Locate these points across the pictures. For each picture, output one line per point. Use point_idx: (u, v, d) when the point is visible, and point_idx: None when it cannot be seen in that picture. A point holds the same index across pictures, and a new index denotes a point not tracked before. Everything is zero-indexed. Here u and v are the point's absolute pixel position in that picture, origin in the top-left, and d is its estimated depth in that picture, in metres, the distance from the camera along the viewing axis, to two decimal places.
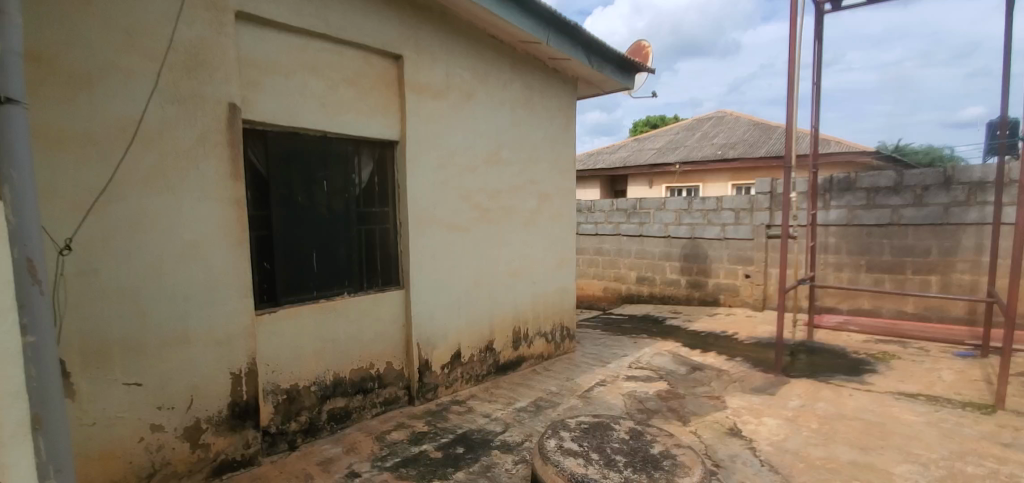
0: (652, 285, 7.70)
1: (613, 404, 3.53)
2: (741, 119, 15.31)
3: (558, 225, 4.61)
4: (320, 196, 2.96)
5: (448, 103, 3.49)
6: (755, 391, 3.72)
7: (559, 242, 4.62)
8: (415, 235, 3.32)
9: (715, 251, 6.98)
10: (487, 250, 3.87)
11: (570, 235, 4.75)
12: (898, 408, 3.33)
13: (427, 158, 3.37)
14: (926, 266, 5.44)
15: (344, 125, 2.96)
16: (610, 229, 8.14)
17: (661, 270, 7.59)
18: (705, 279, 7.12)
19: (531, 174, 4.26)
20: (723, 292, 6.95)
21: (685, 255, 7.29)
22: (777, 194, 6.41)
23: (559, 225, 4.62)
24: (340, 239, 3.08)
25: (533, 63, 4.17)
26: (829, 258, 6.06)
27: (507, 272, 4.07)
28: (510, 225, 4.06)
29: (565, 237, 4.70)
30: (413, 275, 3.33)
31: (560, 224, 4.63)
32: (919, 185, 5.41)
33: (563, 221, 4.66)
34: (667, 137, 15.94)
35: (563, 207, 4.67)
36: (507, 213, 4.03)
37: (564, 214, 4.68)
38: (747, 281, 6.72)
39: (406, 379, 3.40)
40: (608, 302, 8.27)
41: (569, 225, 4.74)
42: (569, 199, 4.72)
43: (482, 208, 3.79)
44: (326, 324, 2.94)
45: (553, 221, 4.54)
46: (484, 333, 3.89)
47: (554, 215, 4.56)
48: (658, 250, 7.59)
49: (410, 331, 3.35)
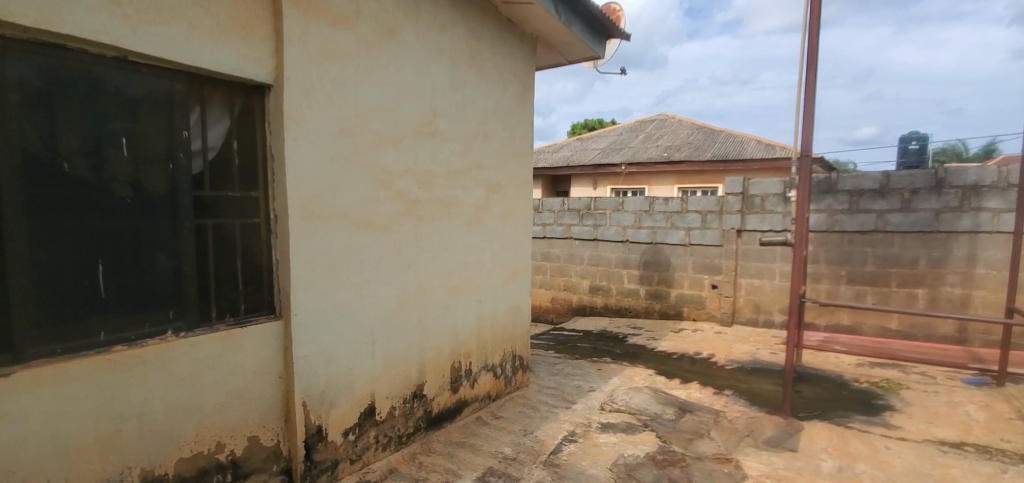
0: (607, 297, 6.82)
1: (592, 478, 2.48)
2: (684, 122, 14.94)
3: (511, 226, 3.53)
4: (117, 167, 1.74)
5: (356, 37, 2.31)
6: (771, 446, 2.82)
7: (512, 248, 3.55)
8: (298, 235, 2.11)
9: (679, 258, 6.19)
10: (417, 259, 2.73)
11: (527, 241, 3.71)
12: (958, 471, 2.55)
13: (324, 118, 2.18)
14: (913, 278, 4.88)
15: (163, 45, 1.73)
16: (560, 232, 7.18)
17: (617, 279, 6.71)
18: (666, 289, 6.31)
19: (479, 156, 3.16)
20: (686, 304, 6.16)
21: (644, 261, 6.45)
22: (750, 195, 5.65)
23: (513, 227, 3.55)
24: (160, 241, 1.84)
25: (480, 4, 3.07)
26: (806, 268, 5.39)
27: (444, 290, 2.93)
28: (449, 225, 2.94)
29: (520, 241, 3.64)
30: (297, 299, 2.13)
31: (514, 224, 3.56)
32: (908, 188, 4.83)
33: (518, 220, 3.60)
34: (610, 138, 15.32)
35: (520, 203, 3.61)
36: (446, 208, 2.91)
37: (520, 212, 3.61)
38: (714, 292, 5.96)
39: (284, 460, 2.20)
40: (557, 315, 7.30)
41: (525, 226, 3.69)
42: (526, 193, 3.66)
43: (409, 198, 2.65)
44: (125, 389, 1.72)
45: (505, 221, 3.46)
46: (409, 376, 2.72)
47: (508, 214, 3.48)
48: (614, 256, 6.71)
49: (290, 386, 2.14)
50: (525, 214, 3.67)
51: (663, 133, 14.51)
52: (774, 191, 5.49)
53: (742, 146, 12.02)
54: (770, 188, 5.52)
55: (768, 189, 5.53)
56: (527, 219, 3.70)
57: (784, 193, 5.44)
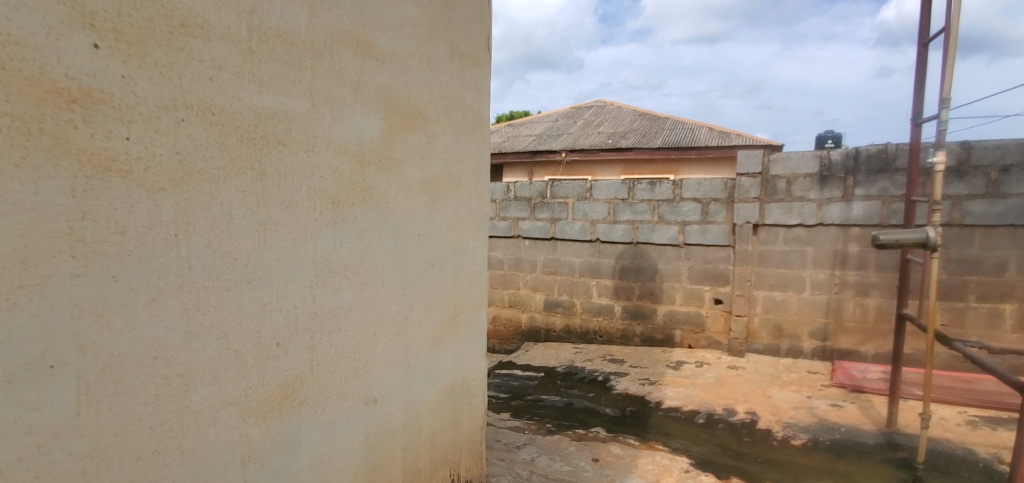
0: (568, 316, 5.02)
1: None
2: (624, 109, 13.49)
3: (446, 218, 1.58)
4: None
5: None
6: None
7: (448, 262, 1.60)
8: None
9: (669, 263, 4.51)
10: (110, 332, 0.71)
11: (478, 250, 1.80)
12: None
13: None
14: (998, 290, 3.54)
15: None
16: (503, 228, 5.28)
17: (582, 292, 4.94)
18: (651, 306, 4.63)
19: (364, 20, 1.17)
20: (678, 325, 4.52)
21: (620, 268, 4.73)
22: (771, 177, 4.05)
23: (451, 220, 1.61)
24: None
25: None
26: (849, 276, 3.90)
27: (247, 411, 0.92)
28: (267, 206, 0.94)
29: (465, 248, 1.71)
30: None
31: (453, 214, 1.62)
32: (995, 165, 3.49)
33: (461, 204, 1.66)
34: (544, 124, 13.55)
35: (466, 168, 1.68)
36: (249, 150, 0.90)
37: (464, 188, 1.68)
38: (719, 309, 4.35)
39: None
40: (500, 340, 5.42)
41: (474, 219, 1.76)
42: (476, 145, 1.74)
43: (31, 81, 0.63)
44: None
45: (434, 203, 1.51)
46: None
47: (439, 189, 1.53)
48: (578, 262, 4.93)
49: None
50: (474, 192, 1.75)
51: (603, 119, 12.98)
52: (805, 170, 3.94)
53: (694, 134, 10.70)
54: (800, 167, 3.96)
55: (796, 167, 3.97)
56: (478, 202, 1.78)
57: (820, 173, 3.90)
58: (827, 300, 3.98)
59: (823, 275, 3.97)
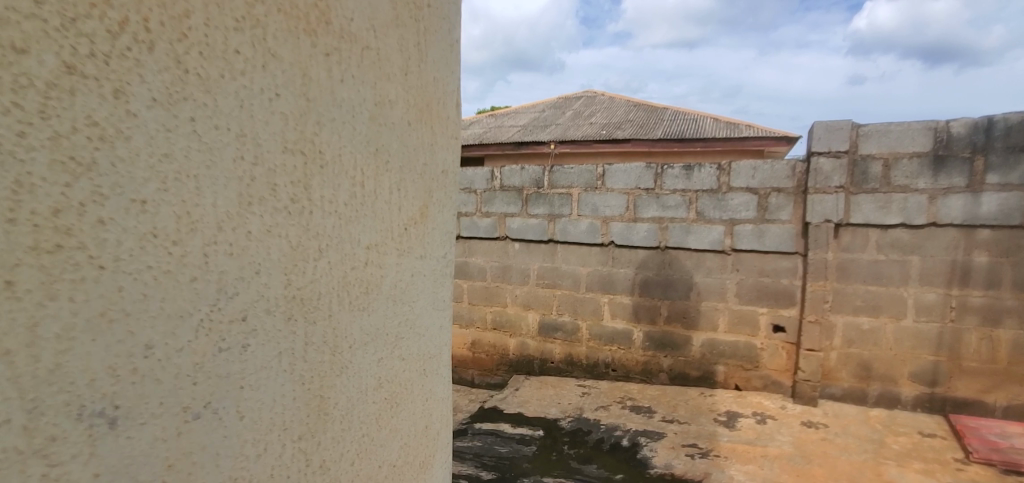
0: (571, 344, 3.82)
1: None
2: (618, 99, 12.26)
3: (139, 170, 0.41)
4: None
5: None
6: None
7: (157, 344, 0.43)
8: None
9: (709, 276, 3.34)
10: None
11: (339, 318, 0.62)
12: None
13: None
14: None
15: None
16: (486, 228, 4.04)
17: (590, 313, 3.73)
18: (684, 333, 3.45)
19: None
20: (722, 360, 3.35)
21: (643, 282, 3.54)
22: (861, 158, 2.91)
23: (170, 192, 0.43)
24: None
25: None
26: (971, 298, 2.80)
27: None
28: None
29: (276, 304, 0.54)
30: None
31: (191, 172, 0.45)
32: None
33: (246, 155, 0.50)
34: (530, 114, 12.26)
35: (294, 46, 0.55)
36: None
37: (275, 108, 0.53)
38: (779, 339, 3.20)
39: None
40: (481, 372, 4.19)
41: (322, 214, 0.60)
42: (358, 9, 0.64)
43: None
44: None
45: (0, 76, 0.33)
46: None
47: (86, 52, 0.38)
48: (585, 272, 3.72)
49: None
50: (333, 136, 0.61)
51: (595, 109, 11.77)
52: (912, 147, 2.82)
53: (699, 125, 9.52)
54: (903, 143, 2.84)
55: (898, 143, 2.84)
56: (342, 169, 0.62)
57: (934, 152, 2.78)
58: (939, 332, 2.87)
59: (934, 296, 2.86)
